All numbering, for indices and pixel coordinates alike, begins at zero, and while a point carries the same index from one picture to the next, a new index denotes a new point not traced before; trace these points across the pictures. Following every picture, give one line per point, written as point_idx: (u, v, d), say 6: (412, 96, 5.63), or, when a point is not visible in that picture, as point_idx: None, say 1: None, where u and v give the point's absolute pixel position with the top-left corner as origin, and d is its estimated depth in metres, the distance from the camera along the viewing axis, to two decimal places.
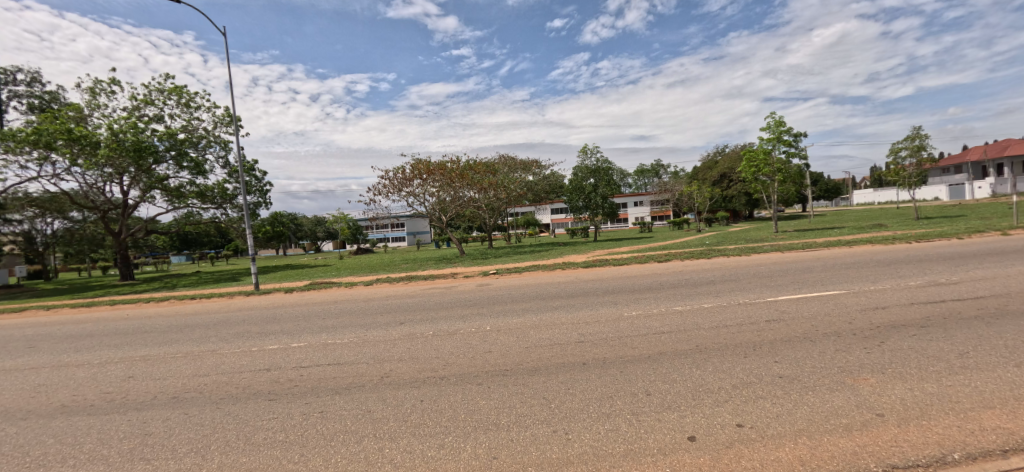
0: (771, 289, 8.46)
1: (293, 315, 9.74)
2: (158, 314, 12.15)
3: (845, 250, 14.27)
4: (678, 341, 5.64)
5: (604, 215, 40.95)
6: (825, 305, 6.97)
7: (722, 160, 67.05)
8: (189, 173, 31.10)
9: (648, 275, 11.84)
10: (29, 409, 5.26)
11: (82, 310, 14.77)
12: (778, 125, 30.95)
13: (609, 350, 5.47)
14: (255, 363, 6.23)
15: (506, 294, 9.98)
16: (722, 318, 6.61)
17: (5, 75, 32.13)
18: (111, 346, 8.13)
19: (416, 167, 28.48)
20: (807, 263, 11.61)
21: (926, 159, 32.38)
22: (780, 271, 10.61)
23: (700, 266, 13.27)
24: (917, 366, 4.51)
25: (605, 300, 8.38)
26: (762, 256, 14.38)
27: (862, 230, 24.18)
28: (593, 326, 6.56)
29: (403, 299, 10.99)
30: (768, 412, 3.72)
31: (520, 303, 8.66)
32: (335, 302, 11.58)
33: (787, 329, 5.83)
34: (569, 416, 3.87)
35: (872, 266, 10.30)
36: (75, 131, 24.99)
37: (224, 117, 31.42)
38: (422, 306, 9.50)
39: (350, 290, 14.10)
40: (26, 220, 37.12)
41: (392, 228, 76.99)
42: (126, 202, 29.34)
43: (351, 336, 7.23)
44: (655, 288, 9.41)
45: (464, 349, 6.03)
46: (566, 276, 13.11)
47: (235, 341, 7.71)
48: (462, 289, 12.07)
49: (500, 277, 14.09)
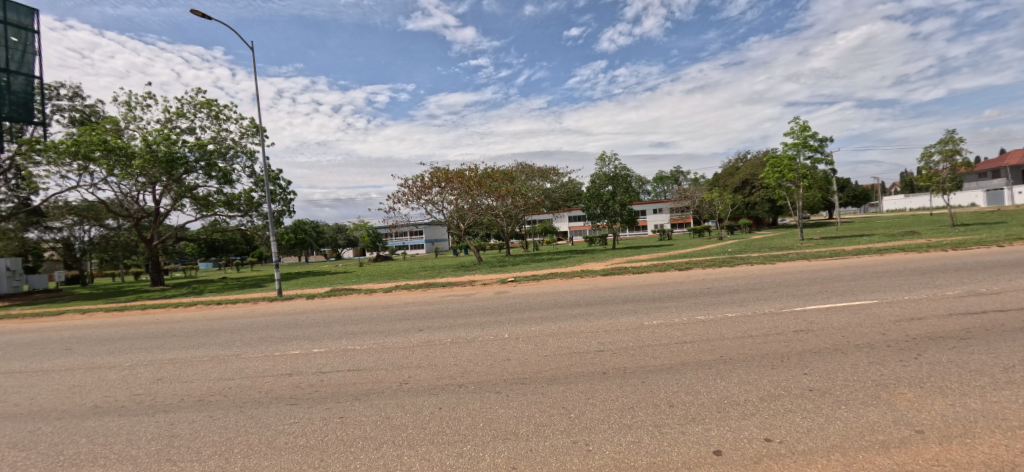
0: (798, 298, 8.20)
1: (314, 321, 9.86)
2: (185, 318, 12.47)
3: (876, 258, 13.77)
4: (701, 351, 5.50)
5: (623, 222, 40.59)
6: (856, 316, 6.72)
7: (745, 166, 65.89)
8: (217, 182, 32.00)
9: (668, 284, 11.62)
10: (64, 409, 5.43)
11: (113, 314, 15.25)
12: (802, 131, 30.29)
13: (629, 359, 5.38)
14: (277, 368, 6.32)
15: (524, 302, 9.92)
16: (747, 328, 6.44)
17: (49, 90, 33.79)
18: (141, 349, 8.36)
19: (435, 175, 28.78)
20: (835, 272, 11.25)
21: (961, 164, 31.21)
22: (808, 280, 10.30)
23: (721, 274, 12.99)
24: (958, 380, 4.30)
25: (625, 309, 8.23)
26: (787, 265, 14.00)
27: (893, 238, 23.39)
28: (614, 336, 6.45)
29: (421, 306, 11.01)
30: (798, 426, 3.59)
31: (538, 312, 8.59)
32: (354, 309, 11.70)
33: (816, 341, 5.64)
34: (589, 427, 3.80)
35: (905, 275, 9.92)
36: (111, 143, 26.00)
37: (251, 128, 32.34)
38: (441, 313, 9.51)
39: (369, 297, 14.23)
40: (64, 227, 38.66)
41: (411, 235, 77.78)
42: (158, 210, 30.33)
43: (371, 343, 7.28)
44: (676, 297, 9.23)
45: (483, 356, 6.00)
46: (585, 284, 12.97)
47: (259, 346, 7.85)
48: (479, 296, 12.06)
49: (518, 285, 14.03)
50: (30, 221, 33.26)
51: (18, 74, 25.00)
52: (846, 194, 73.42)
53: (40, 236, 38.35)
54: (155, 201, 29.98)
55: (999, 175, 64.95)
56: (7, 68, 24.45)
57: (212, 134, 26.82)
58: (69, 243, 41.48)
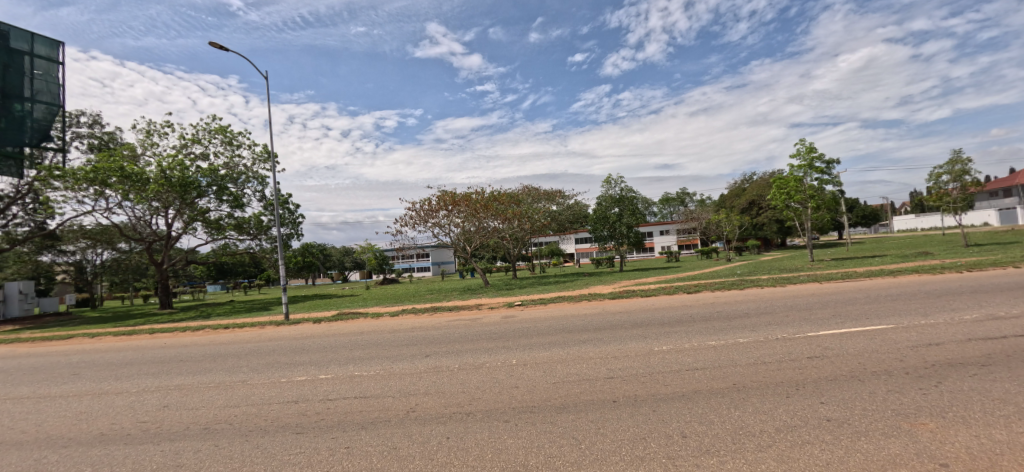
0: (811, 323, 8.05)
1: (321, 346, 9.82)
2: (193, 343, 12.47)
3: (889, 280, 13.57)
4: (713, 379, 5.40)
5: (630, 244, 40.47)
6: (872, 341, 6.57)
7: (751, 187, 65.81)
8: (228, 206, 32.43)
9: (678, 307, 11.48)
10: (70, 436, 5.40)
11: (120, 338, 15.27)
12: (808, 152, 30.32)
13: (640, 387, 5.29)
14: (283, 395, 6.27)
15: (531, 327, 9.82)
16: (760, 354, 6.32)
17: (69, 117, 34.77)
18: (148, 374, 8.35)
19: (442, 199, 29.02)
20: (848, 295, 11.07)
21: (971, 183, 31.00)
22: (820, 303, 10.12)
23: (731, 297, 12.83)
24: (981, 410, 4.16)
25: (634, 334, 8.12)
26: (798, 287, 13.81)
27: (905, 259, 23.07)
28: (623, 362, 6.35)
29: (428, 331, 10.92)
30: (817, 459, 3.48)
31: (546, 337, 8.49)
32: (360, 333, 11.64)
33: (832, 368, 5.52)
34: (600, 459, 3.72)
35: (920, 298, 9.73)
36: (127, 169, 26.56)
37: (263, 153, 32.95)
38: (448, 338, 9.43)
39: (376, 321, 14.15)
40: (78, 251, 39.16)
41: (418, 258, 77.94)
42: (169, 234, 30.71)
43: (377, 369, 7.22)
44: (685, 321, 9.10)
45: (490, 383, 5.93)
46: (593, 307, 12.84)
47: (266, 371, 7.81)
48: (487, 321, 11.96)
49: (526, 309, 13.92)
50: (44, 245, 33.73)
51: (41, 103, 25.68)
52: (855, 214, 72.88)
53: (53, 259, 38.83)
54: (167, 225, 30.38)
55: (1011, 193, 64.34)
56: (29, 97, 25.16)
57: (225, 159, 27.30)
58: (81, 266, 41.96)
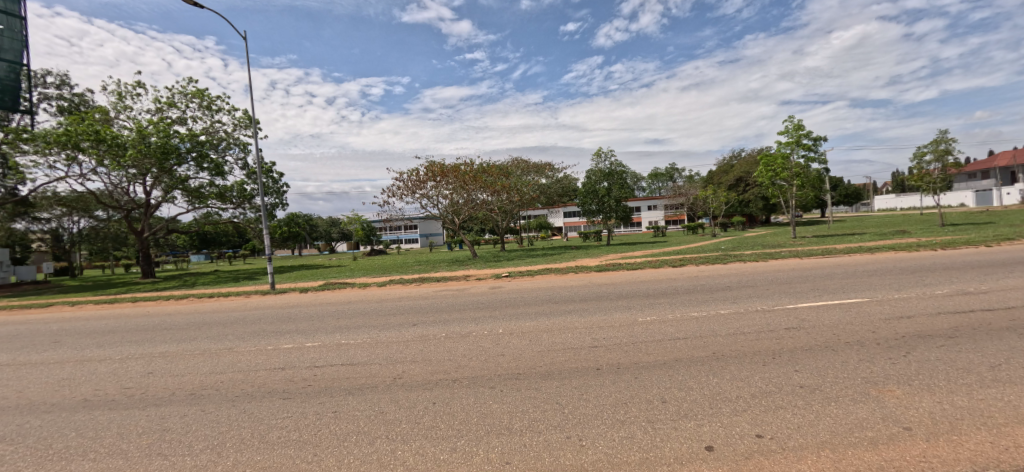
0: (790, 295, 8.28)
1: (308, 315, 9.84)
2: (177, 311, 12.38)
3: (868, 256, 13.93)
4: (694, 348, 5.54)
5: (618, 219, 40.73)
6: (846, 313, 6.80)
7: (739, 164, 66.30)
8: (209, 174, 31.73)
9: (663, 280, 11.64)
10: (53, 402, 5.39)
11: (103, 307, 15.06)
12: (796, 129, 30.55)
13: (623, 355, 5.41)
14: (271, 362, 6.29)
15: (518, 298, 9.96)
16: (739, 324, 6.51)
17: (37, 78, 33.38)
18: (132, 342, 8.31)
19: (430, 169, 28.73)
20: (827, 270, 11.31)
21: (952, 164, 31.63)
22: (801, 278, 10.37)
23: (716, 271, 13.07)
24: (946, 378, 4.37)
25: (619, 305, 8.29)
26: (781, 263, 14.09)
27: (885, 237, 23.60)
28: (607, 331, 6.49)
29: (415, 301, 10.94)
30: (789, 423, 3.63)
31: (532, 307, 8.63)
32: (347, 303, 11.62)
33: (807, 338, 5.70)
34: (583, 422, 3.83)
35: (896, 274, 10.01)
36: (101, 133, 25.72)
37: (244, 119, 32.20)
38: (434, 308, 9.51)
39: (363, 291, 14.12)
40: (53, 218, 38.20)
41: (405, 229, 77.75)
42: (149, 201, 30.05)
43: (364, 337, 7.26)
44: (669, 293, 9.28)
45: (477, 351, 6.03)
46: (580, 280, 12.96)
47: (251, 339, 7.82)
48: (474, 291, 12.03)
49: (513, 281, 14.02)
50: (17, 212, 32.80)
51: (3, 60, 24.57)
52: (839, 193, 74.16)
53: (27, 227, 37.88)
54: (146, 192, 29.70)
55: (988, 176, 66.09)
56: None
57: (207, 127, 26.55)
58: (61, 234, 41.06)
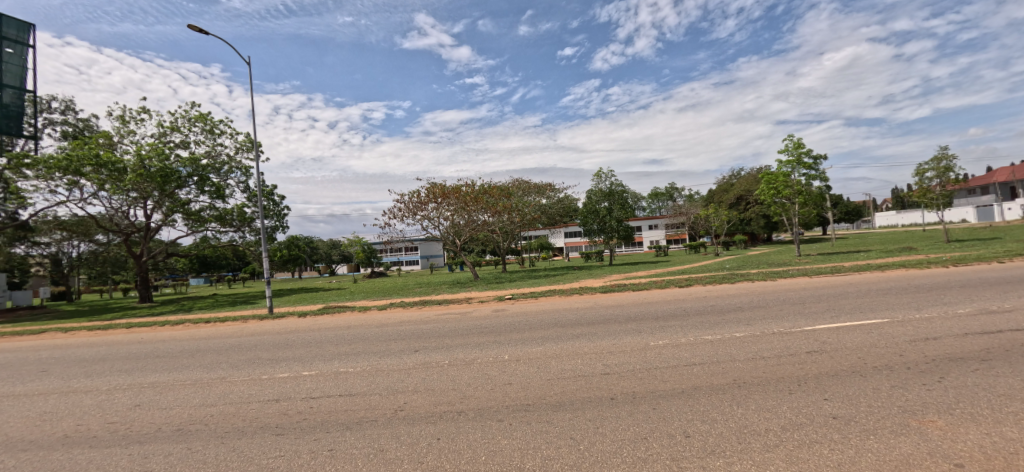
0: (806, 317, 7.94)
1: (305, 341, 9.50)
2: (170, 337, 12.03)
3: (879, 274, 13.67)
4: (712, 374, 5.23)
5: (620, 238, 40.54)
6: (868, 335, 6.48)
7: (739, 183, 66.45)
8: (209, 197, 31.70)
9: (672, 301, 11.25)
10: (31, 439, 5.05)
11: (96, 333, 14.66)
12: (796, 148, 30.61)
13: (638, 383, 5.10)
14: (265, 393, 5.96)
15: (522, 321, 9.62)
16: (757, 347, 6.21)
17: (42, 104, 33.72)
18: (120, 371, 7.96)
19: (431, 191, 28.62)
20: (839, 289, 10.97)
21: (953, 180, 31.63)
22: (814, 297, 10.04)
23: (724, 291, 12.78)
24: (988, 406, 4.06)
25: (629, 328, 7.97)
26: (790, 281, 13.81)
27: (890, 254, 23.39)
28: (619, 357, 6.17)
29: (415, 326, 10.54)
30: (828, 460, 3.31)
31: (538, 331, 8.28)
32: (346, 328, 11.24)
33: (831, 362, 5.40)
34: (601, 461, 3.51)
35: (913, 293, 9.70)
36: (103, 158, 25.66)
37: (246, 143, 32.38)
38: (436, 333, 9.17)
39: (362, 315, 13.73)
40: (52, 243, 38.02)
41: (406, 251, 77.57)
42: (148, 225, 29.90)
43: (363, 365, 6.93)
44: (679, 315, 8.95)
45: (482, 380, 5.71)
46: (585, 302, 12.55)
47: (246, 367, 7.50)
48: (476, 315, 11.63)
49: (516, 303, 13.62)
50: (16, 237, 32.65)
51: (11, 88, 24.81)
52: (839, 210, 74.21)
53: (26, 252, 37.70)
54: (146, 216, 29.60)
55: (987, 191, 66.30)
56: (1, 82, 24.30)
57: (210, 151, 26.62)
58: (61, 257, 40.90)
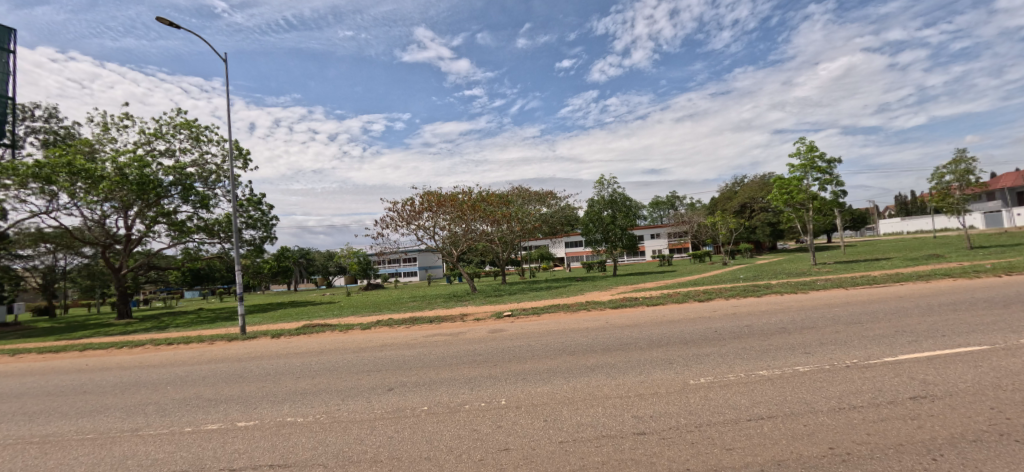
0: (878, 343, 6.36)
1: (263, 373, 7.90)
2: (118, 365, 10.39)
3: (924, 285, 12.11)
4: (796, 438, 3.69)
5: (624, 247, 39.03)
6: (981, 372, 4.91)
7: (743, 191, 65.25)
8: (194, 207, 30.16)
9: (698, 320, 9.63)
10: None
11: (43, 357, 13.01)
12: (808, 152, 29.13)
13: (695, 455, 3.53)
14: (175, 459, 4.38)
15: (524, 347, 8.04)
16: (837, 391, 4.65)
17: (23, 111, 32.38)
18: (23, 417, 6.37)
19: (426, 199, 27.13)
20: (892, 304, 9.37)
21: (974, 183, 30.15)
22: (869, 315, 8.46)
23: (753, 306, 11.21)
24: None
25: (658, 359, 6.39)
26: (824, 294, 12.24)
27: (916, 262, 21.85)
28: (655, 405, 4.62)
29: (397, 352, 8.92)
30: None
31: (544, 362, 6.71)
32: (317, 353, 9.64)
33: (960, 419, 3.85)
34: None
35: (988, 309, 8.14)
36: (77, 164, 24.00)
37: (234, 150, 30.98)
38: (417, 363, 7.57)
39: (343, 336, 12.12)
40: (33, 256, 36.36)
41: (404, 262, 75.98)
42: (129, 236, 28.26)
43: (318, 412, 5.35)
44: (714, 340, 7.37)
45: (469, 442, 4.14)
46: (595, 319, 10.93)
47: (174, 413, 5.93)
48: (468, 337, 10.01)
49: (515, 321, 12.00)
50: None
51: None
52: (845, 218, 72.74)
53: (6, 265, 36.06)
54: (127, 227, 27.99)
55: (993, 197, 65.10)
56: None
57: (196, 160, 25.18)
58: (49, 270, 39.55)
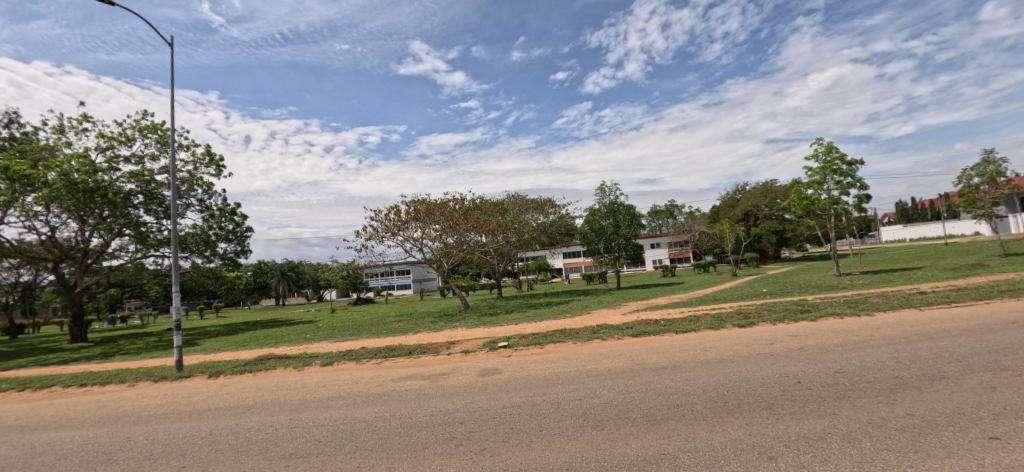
0: None
1: (143, 455, 5.36)
2: None
3: (1021, 304, 9.73)
4: None
5: (628, 259, 36.72)
6: None
7: (745, 198, 63.30)
8: (160, 217, 27.54)
9: (755, 359, 7.24)
10: None
11: None
12: (827, 153, 26.77)
13: None
14: None
15: (527, 410, 5.61)
16: None
17: None
18: None
19: (412, 207, 24.68)
20: (1021, 337, 6.96)
21: (1005, 185, 27.72)
22: (1007, 358, 6.07)
23: (816, 334, 8.78)
24: None
25: (747, 449, 3.98)
26: (897, 317, 9.83)
27: (959, 272, 19.58)
28: None
29: (350, 410, 6.44)
30: None
31: (563, 451, 4.26)
32: (246, 409, 7.11)
33: None
34: None
35: None
36: (17, 170, 21.31)
37: (205, 155, 28.39)
38: (367, 441, 5.06)
39: (295, 375, 9.58)
40: None
41: (397, 275, 73.40)
42: (85, 250, 25.59)
43: None
44: (810, 403, 4.99)
45: None
46: (616, 355, 8.49)
47: None
48: (450, 383, 7.52)
49: (513, 356, 9.53)
50: None
51: None
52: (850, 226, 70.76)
53: None
54: (84, 239, 25.42)
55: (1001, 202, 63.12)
56: None
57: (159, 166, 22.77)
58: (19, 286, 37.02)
